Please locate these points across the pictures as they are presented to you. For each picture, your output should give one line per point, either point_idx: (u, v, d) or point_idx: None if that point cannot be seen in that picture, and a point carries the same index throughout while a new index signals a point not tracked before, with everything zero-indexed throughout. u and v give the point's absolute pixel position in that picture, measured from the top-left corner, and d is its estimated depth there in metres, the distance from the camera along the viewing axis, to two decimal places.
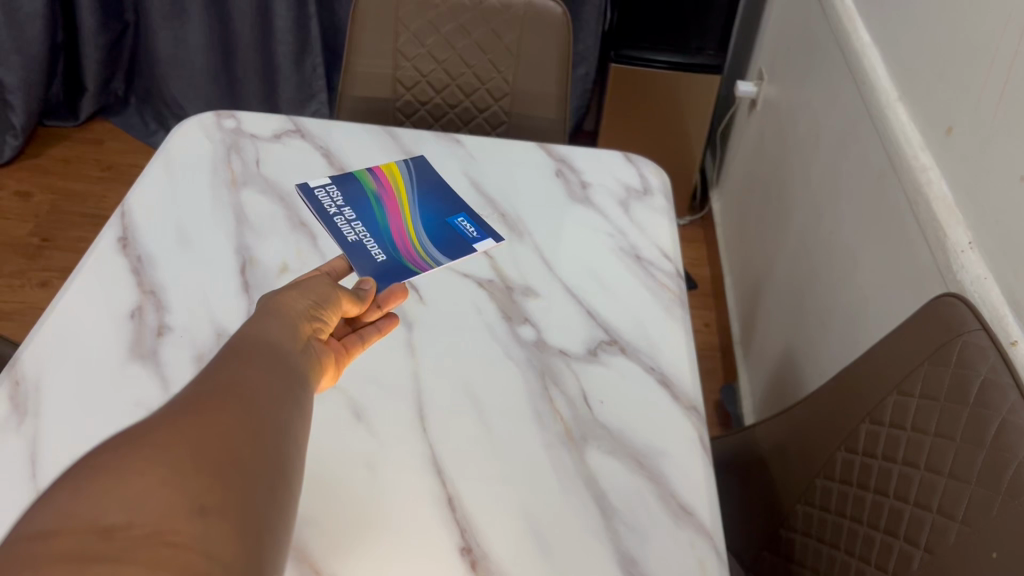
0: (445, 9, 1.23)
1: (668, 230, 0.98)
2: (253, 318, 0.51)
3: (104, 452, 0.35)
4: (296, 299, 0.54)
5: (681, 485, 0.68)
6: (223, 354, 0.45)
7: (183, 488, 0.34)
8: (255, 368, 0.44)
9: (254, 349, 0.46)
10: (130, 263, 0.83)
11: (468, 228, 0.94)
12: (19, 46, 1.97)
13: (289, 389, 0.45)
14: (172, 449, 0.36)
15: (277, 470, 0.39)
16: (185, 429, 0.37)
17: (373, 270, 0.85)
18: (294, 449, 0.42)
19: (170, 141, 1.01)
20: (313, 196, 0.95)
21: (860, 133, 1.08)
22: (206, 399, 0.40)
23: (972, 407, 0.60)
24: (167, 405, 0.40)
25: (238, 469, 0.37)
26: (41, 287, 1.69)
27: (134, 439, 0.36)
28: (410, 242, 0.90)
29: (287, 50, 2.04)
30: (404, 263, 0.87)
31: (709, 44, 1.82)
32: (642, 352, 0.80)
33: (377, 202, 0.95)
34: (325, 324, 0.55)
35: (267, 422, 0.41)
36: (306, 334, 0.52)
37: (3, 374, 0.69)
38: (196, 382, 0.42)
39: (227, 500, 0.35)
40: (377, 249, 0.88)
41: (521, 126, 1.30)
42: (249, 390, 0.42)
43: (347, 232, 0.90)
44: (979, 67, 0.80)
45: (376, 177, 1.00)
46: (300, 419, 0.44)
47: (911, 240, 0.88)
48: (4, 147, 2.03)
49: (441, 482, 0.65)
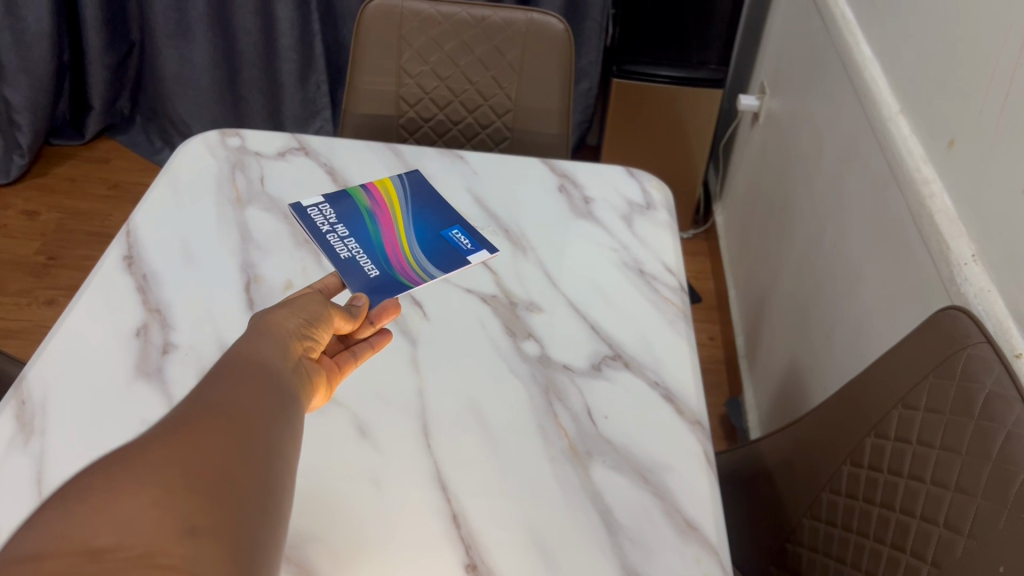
0: (447, 26, 1.24)
1: (671, 245, 0.98)
2: (243, 337, 0.51)
3: (93, 474, 0.35)
4: (287, 318, 0.54)
5: (686, 499, 0.68)
6: (214, 374, 0.45)
7: (174, 509, 0.34)
8: (248, 388, 0.44)
9: (245, 369, 0.46)
10: (136, 281, 0.83)
11: (462, 241, 0.94)
12: (25, 66, 1.99)
13: (282, 410, 0.45)
14: (163, 470, 0.36)
15: (270, 489, 0.39)
16: (177, 449, 0.37)
17: (365, 285, 0.85)
18: (286, 468, 0.42)
19: (174, 160, 1.02)
20: (306, 216, 0.95)
21: (862, 146, 1.09)
22: (198, 419, 0.40)
23: (977, 420, 0.60)
24: (158, 426, 0.40)
25: (230, 488, 0.37)
26: (47, 305, 1.70)
27: (124, 459, 0.36)
28: (404, 258, 0.90)
29: (292, 67, 2.06)
30: (397, 278, 0.87)
31: (711, 58, 1.82)
32: (647, 366, 0.80)
33: (371, 219, 0.95)
34: (317, 343, 0.56)
35: (259, 442, 0.41)
36: (298, 353, 0.52)
37: (10, 393, 0.69)
38: (188, 402, 0.42)
39: (219, 520, 0.35)
40: (371, 265, 0.88)
41: (524, 142, 1.31)
42: (240, 409, 0.42)
43: (341, 250, 0.90)
44: (980, 81, 0.81)
45: (369, 195, 0.99)
46: (291, 438, 0.44)
47: (916, 253, 0.87)
48: (11, 166, 2.04)
49: (446, 498, 0.65)
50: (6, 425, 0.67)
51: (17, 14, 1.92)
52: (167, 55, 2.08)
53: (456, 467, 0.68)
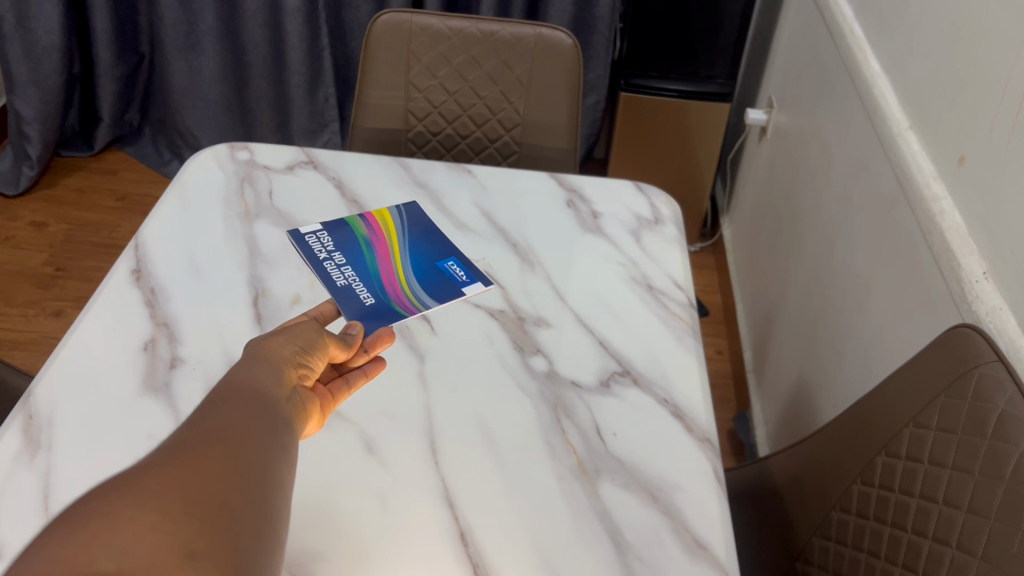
0: (456, 41, 1.25)
1: (680, 261, 0.97)
2: (240, 363, 0.51)
3: (93, 497, 0.35)
4: (283, 345, 0.54)
5: (695, 519, 0.67)
6: (210, 399, 0.45)
7: (173, 533, 0.34)
8: (243, 415, 0.44)
9: (241, 395, 0.46)
10: (144, 295, 0.83)
11: (458, 273, 0.91)
12: (35, 78, 2.00)
13: (276, 437, 0.45)
14: (162, 494, 0.36)
15: (266, 515, 0.39)
16: (176, 475, 0.37)
17: (360, 313, 0.81)
18: (282, 493, 0.41)
19: (183, 174, 1.02)
20: (304, 243, 0.92)
21: (871, 161, 1.08)
22: (194, 445, 0.40)
23: (990, 440, 0.60)
24: (156, 450, 0.39)
25: (227, 514, 0.37)
26: (54, 317, 1.70)
27: (122, 484, 0.36)
28: (400, 287, 0.87)
29: (301, 80, 2.06)
30: (393, 306, 0.83)
31: (718, 73, 1.82)
32: (656, 383, 0.79)
33: (367, 246, 0.92)
34: (311, 370, 0.55)
35: (253, 466, 0.41)
36: (292, 381, 0.52)
37: (17, 409, 0.69)
38: (183, 429, 0.42)
39: (216, 545, 0.35)
40: (366, 293, 0.85)
41: (532, 156, 1.30)
42: (237, 436, 0.42)
43: (337, 278, 0.87)
44: (989, 99, 0.80)
45: (366, 222, 0.96)
46: (286, 463, 0.44)
47: (926, 269, 0.87)
48: (20, 178, 2.05)
49: (453, 516, 0.65)
50: (13, 441, 0.67)
51: (28, 27, 1.93)
52: (177, 68, 2.09)
53: (463, 482, 0.68)
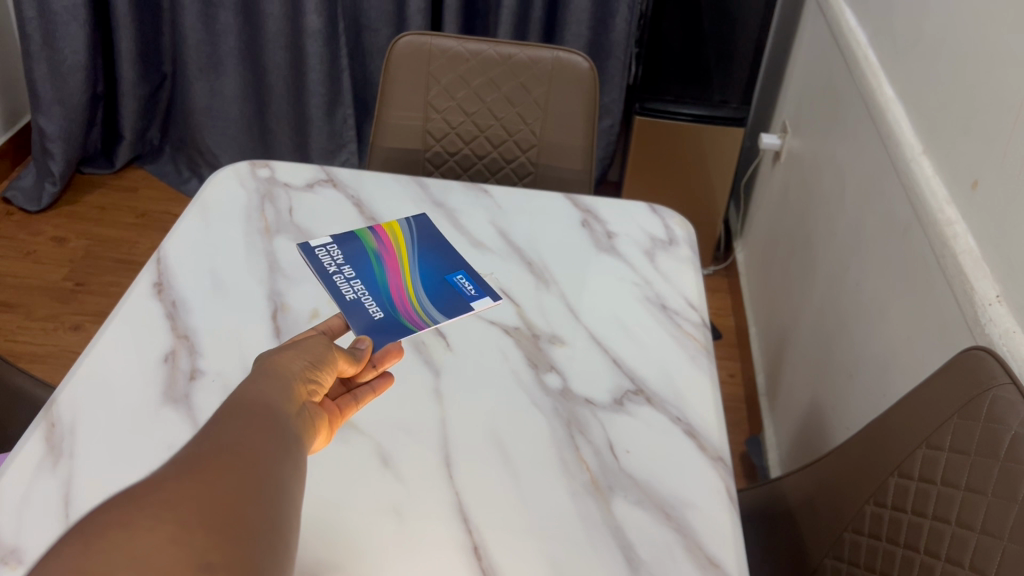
0: (474, 63, 1.27)
1: (693, 281, 0.98)
2: (249, 378, 0.52)
3: (110, 508, 0.36)
4: (292, 360, 0.55)
5: (707, 535, 0.67)
6: (221, 414, 0.46)
7: (188, 546, 0.35)
8: (253, 430, 0.45)
9: (251, 410, 0.47)
10: (165, 308, 0.85)
11: (466, 287, 0.92)
12: (60, 97, 2.03)
13: (285, 449, 0.45)
14: (177, 507, 0.36)
15: (277, 527, 0.40)
16: (190, 488, 0.38)
17: (369, 326, 0.82)
18: (292, 506, 0.42)
19: (204, 189, 1.04)
20: (314, 256, 0.93)
21: (884, 186, 1.09)
22: (207, 457, 0.40)
23: (1004, 462, 0.60)
24: (170, 462, 0.40)
25: (240, 527, 0.37)
26: (73, 331, 1.72)
27: (139, 494, 0.37)
28: (409, 301, 0.87)
29: (320, 101, 2.09)
30: (401, 321, 0.84)
31: (732, 97, 1.83)
32: (669, 402, 0.80)
33: (377, 260, 0.93)
34: (320, 385, 0.56)
35: (265, 479, 0.41)
36: (301, 397, 0.53)
37: (40, 416, 0.71)
38: (197, 441, 0.42)
39: (232, 558, 0.36)
40: (375, 307, 0.85)
41: (548, 176, 1.32)
42: (249, 451, 0.42)
43: (347, 292, 0.87)
44: (1001, 125, 0.81)
45: (376, 235, 0.98)
46: (296, 477, 0.44)
47: (939, 294, 0.88)
48: (43, 194, 2.08)
49: (467, 530, 0.65)
50: (36, 448, 0.68)
51: (55, 47, 1.97)
52: (199, 88, 2.13)
53: (477, 497, 0.68)
